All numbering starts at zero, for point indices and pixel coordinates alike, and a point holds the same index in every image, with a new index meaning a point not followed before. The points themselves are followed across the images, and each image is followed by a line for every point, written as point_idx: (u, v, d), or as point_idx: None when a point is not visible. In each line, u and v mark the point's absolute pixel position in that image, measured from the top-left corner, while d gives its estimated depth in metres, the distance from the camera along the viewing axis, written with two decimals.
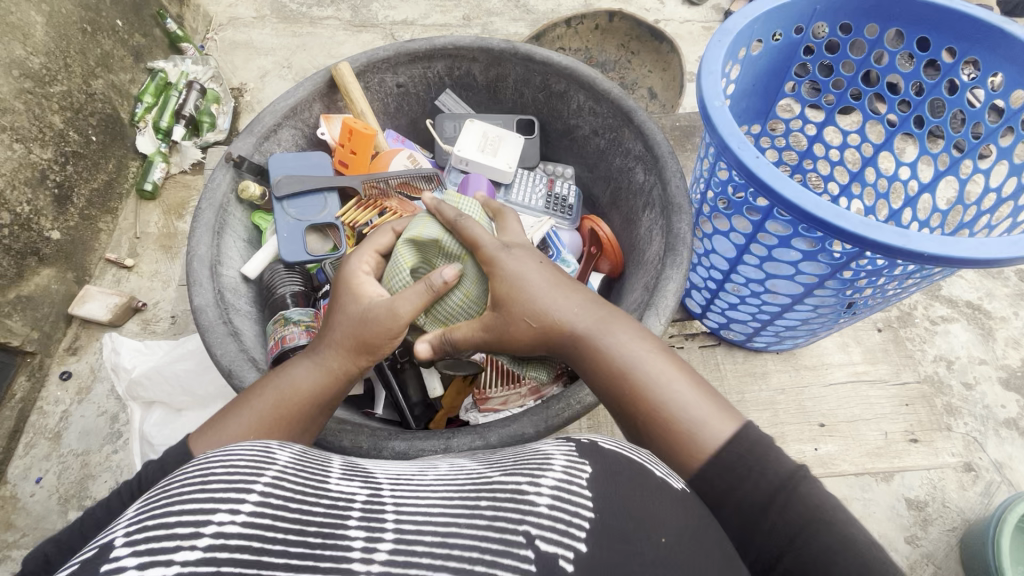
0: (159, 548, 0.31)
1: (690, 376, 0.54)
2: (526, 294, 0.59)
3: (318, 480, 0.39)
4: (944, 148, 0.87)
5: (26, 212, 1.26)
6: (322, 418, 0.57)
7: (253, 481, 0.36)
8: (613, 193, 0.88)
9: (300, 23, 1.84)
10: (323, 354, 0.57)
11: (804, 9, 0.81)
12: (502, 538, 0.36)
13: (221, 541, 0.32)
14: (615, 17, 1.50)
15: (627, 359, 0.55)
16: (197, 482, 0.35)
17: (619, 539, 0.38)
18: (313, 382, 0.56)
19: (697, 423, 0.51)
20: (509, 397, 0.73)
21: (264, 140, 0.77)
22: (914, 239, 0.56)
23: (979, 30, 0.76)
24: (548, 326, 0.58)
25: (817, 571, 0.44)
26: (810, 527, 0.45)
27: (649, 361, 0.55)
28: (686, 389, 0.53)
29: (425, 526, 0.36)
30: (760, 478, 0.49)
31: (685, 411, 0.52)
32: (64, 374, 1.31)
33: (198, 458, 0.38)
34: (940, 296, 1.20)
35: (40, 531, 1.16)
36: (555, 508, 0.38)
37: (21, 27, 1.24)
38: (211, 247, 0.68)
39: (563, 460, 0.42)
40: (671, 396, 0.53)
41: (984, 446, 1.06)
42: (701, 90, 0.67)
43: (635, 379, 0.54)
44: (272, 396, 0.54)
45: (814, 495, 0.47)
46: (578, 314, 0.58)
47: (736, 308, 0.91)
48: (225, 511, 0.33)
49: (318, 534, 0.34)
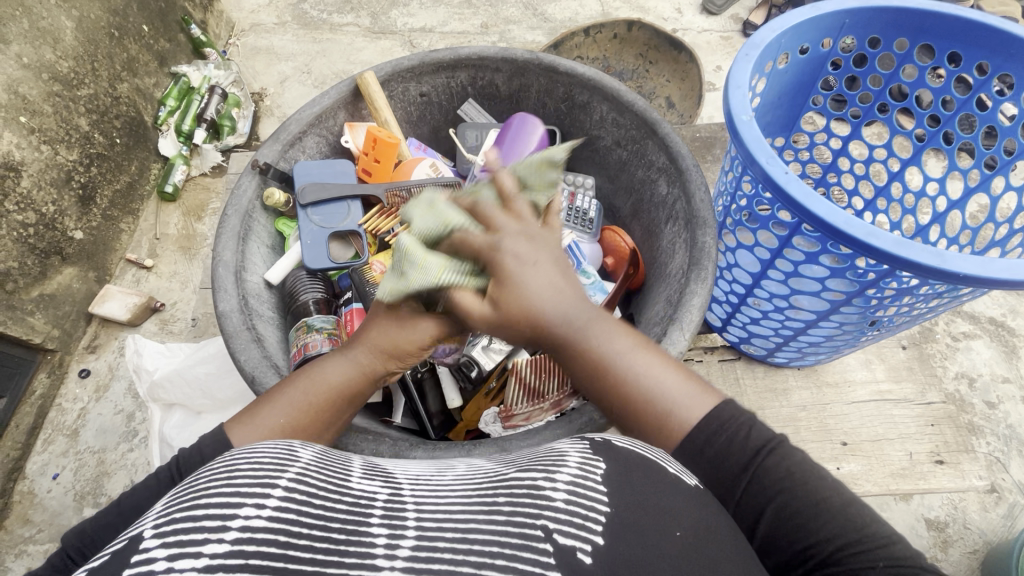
0: (188, 540, 0.31)
1: (681, 368, 0.49)
2: (524, 297, 0.45)
3: (340, 478, 0.39)
4: (975, 164, 0.85)
5: (51, 212, 1.28)
6: (348, 411, 0.56)
7: (277, 477, 0.36)
8: (634, 205, 0.88)
9: (320, 29, 1.86)
10: (355, 351, 0.55)
11: (833, 23, 0.80)
12: (522, 533, 0.36)
13: (247, 535, 0.32)
14: (633, 27, 1.50)
15: (606, 355, 0.48)
16: (224, 478, 0.35)
17: (633, 531, 0.39)
18: (344, 378, 0.55)
19: (679, 415, 0.47)
20: (532, 413, 0.70)
21: (289, 147, 0.78)
22: (949, 259, 0.55)
23: (1014, 47, 0.75)
24: (540, 326, 0.46)
25: (794, 530, 0.43)
26: (783, 493, 0.44)
27: (641, 354, 0.49)
28: (673, 377, 0.49)
29: (446, 523, 0.36)
30: (734, 442, 0.46)
31: (667, 404, 0.47)
32: (84, 372, 1.33)
33: (222, 458, 0.39)
34: (963, 312, 1.17)
35: (57, 527, 1.17)
36: (571, 503, 0.38)
37: (52, 32, 1.27)
38: (236, 253, 0.69)
39: (577, 457, 0.43)
40: (657, 390, 0.48)
41: (1008, 467, 1.02)
42: (728, 104, 0.66)
43: (627, 374, 0.48)
44: (304, 384, 0.54)
45: (785, 463, 0.45)
46: (575, 309, 0.47)
47: (758, 322, 0.90)
48: (252, 505, 0.33)
49: (342, 530, 0.35)
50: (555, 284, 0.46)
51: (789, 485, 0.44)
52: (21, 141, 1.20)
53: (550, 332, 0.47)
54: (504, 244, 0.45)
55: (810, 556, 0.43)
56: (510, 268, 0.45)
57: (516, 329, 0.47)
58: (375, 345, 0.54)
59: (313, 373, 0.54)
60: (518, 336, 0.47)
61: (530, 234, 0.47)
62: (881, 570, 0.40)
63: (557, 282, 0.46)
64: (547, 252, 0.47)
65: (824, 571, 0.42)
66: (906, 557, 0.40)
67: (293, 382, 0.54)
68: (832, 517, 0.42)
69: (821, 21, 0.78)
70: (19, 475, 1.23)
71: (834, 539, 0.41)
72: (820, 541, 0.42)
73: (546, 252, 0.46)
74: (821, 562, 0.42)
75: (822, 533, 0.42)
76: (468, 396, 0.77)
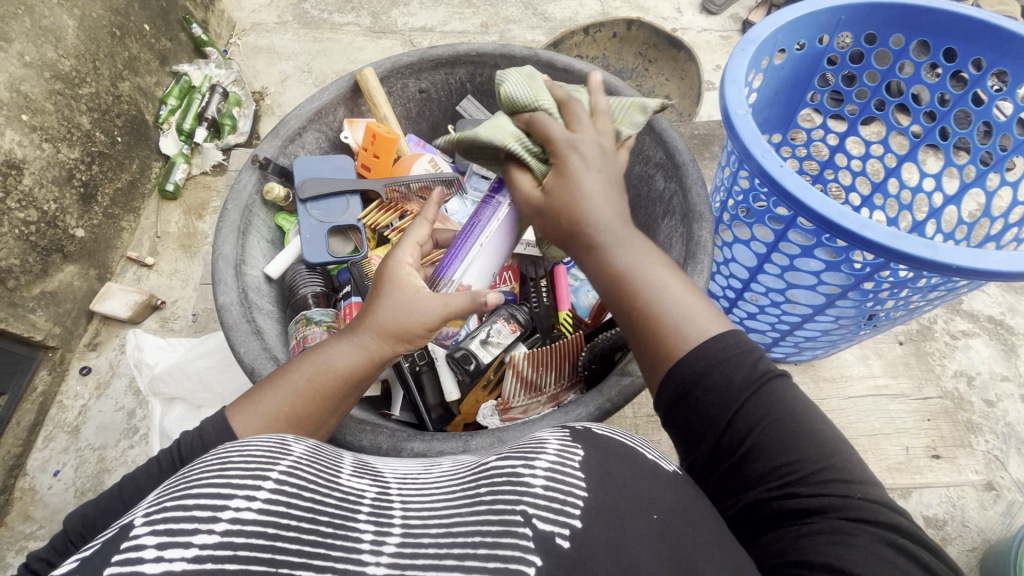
0: (178, 529, 0.31)
1: (702, 296, 0.50)
2: (578, 188, 0.53)
3: (330, 474, 0.40)
4: (970, 160, 0.85)
5: (52, 210, 1.28)
6: (353, 398, 0.56)
7: (268, 469, 0.36)
8: (632, 200, 0.88)
9: (321, 29, 1.87)
10: (361, 334, 0.56)
11: (829, 19, 0.80)
12: (501, 521, 0.36)
13: (237, 526, 0.32)
14: (632, 26, 1.50)
15: (631, 262, 0.51)
16: (215, 469, 0.36)
17: (613, 517, 0.39)
18: (353, 362, 0.55)
19: (685, 328, 0.47)
20: (530, 406, 0.73)
21: (289, 142, 0.79)
22: (942, 251, 0.55)
23: (1009, 42, 0.76)
24: (581, 222, 0.52)
25: (779, 455, 0.43)
26: (773, 415, 0.44)
27: (665, 271, 0.50)
28: (691, 298, 0.49)
29: (431, 521, 0.37)
30: (737, 364, 0.45)
31: (679, 316, 0.48)
32: (84, 369, 1.34)
33: (215, 450, 0.39)
34: (961, 310, 1.18)
35: (57, 523, 1.18)
36: (550, 489, 0.38)
37: (54, 31, 1.28)
38: (236, 247, 0.69)
39: (556, 444, 0.43)
40: (672, 302, 0.48)
41: (1006, 464, 1.02)
42: (724, 99, 0.67)
43: (644, 282, 0.50)
44: (309, 370, 0.54)
45: (786, 391, 0.45)
46: (614, 217, 0.52)
47: (755, 317, 0.91)
48: (242, 497, 0.33)
49: (329, 523, 0.35)
50: (602, 192, 0.53)
51: (787, 410, 0.44)
52: (23, 140, 1.21)
53: (585, 228, 0.52)
54: (575, 143, 0.54)
55: (788, 474, 0.43)
56: (575, 165, 0.54)
57: (559, 224, 0.54)
58: (385, 325, 0.56)
59: (319, 358, 0.55)
60: (559, 231, 0.54)
61: (600, 152, 0.55)
62: (857, 500, 0.41)
63: (606, 189, 0.53)
64: (609, 166, 0.55)
65: (799, 491, 0.42)
66: (878, 495, 0.42)
67: (297, 368, 0.55)
68: (816, 443, 0.43)
69: (817, 18, 0.79)
70: (20, 472, 1.23)
71: (818, 461, 0.43)
72: (805, 462, 0.43)
73: (608, 165, 0.55)
74: (796, 482, 0.43)
75: (805, 454, 0.43)
76: (465, 389, 0.75)
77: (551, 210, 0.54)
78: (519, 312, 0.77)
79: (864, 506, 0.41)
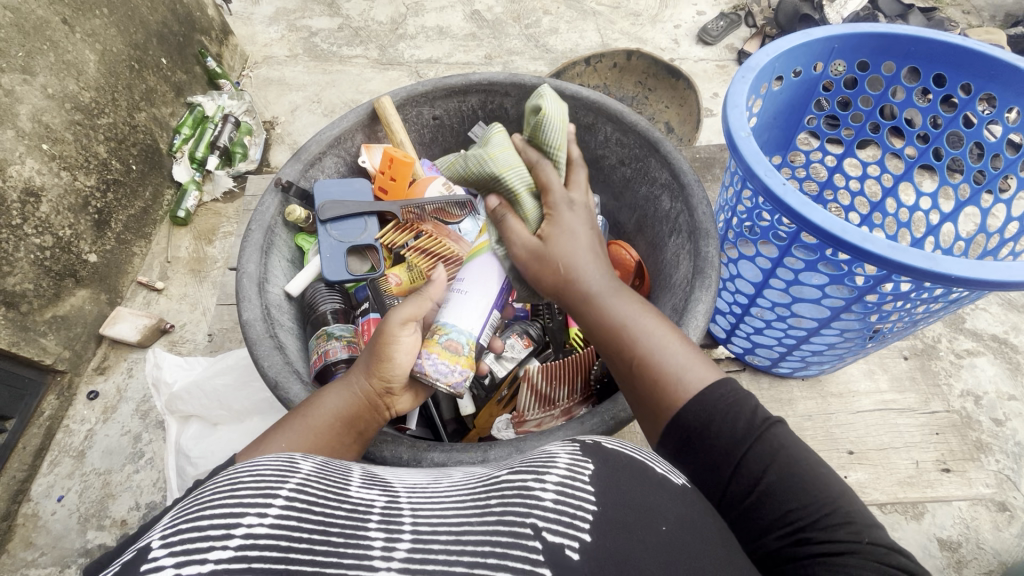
0: (194, 549, 0.32)
1: (686, 340, 0.54)
2: (569, 250, 0.63)
3: (339, 487, 0.40)
4: (963, 178, 0.88)
5: (67, 236, 1.32)
6: (349, 439, 0.56)
7: (278, 487, 0.37)
8: (638, 221, 0.92)
9: (330, 61, 1.95)
10: (351, 377, 0.59)
11: (822, 48, 0.85)
12: (512, 532, 0.36)
13: (250, 541, 0.33)
14: (632, 56, 1.56)
15: (624, 314, 0.57)
16: (227, 490, 0.36)
17: (622, 530, 0.39)
18: (342, 401, 0.57)
19: (687, 380, 0.51)
20: (543, 419, 0.75)
21: (309, 166, 0.82)
22: (941, 262, 0.57)
23: (993, 68, 0.80)
24: (575, 275, 0.61)
25: (791, 501, 0.44)
26: (777, 462, 0.45)
27: (651, 320, 0.56)
28: (683, 348, 0.53)
29: (440, 528, 0.37)
30: (732, 419, 0.48)
31: (678, 364, 0.52)
32: (92, 393, 1.35)
33: (226, 473, 0.40)
34: (964, 329, 1.20)
35: (60, 550, 1.17)
36: (560, 502, 0.39)
37: (76, 64, 1.33)
38: (259, 265, 0.72)
39: (567, 458, 0.44)
40: (667, 351, 0.53)
41: (1018, 484, 1.03)
42: (727, 122, 0.70)
43: (635, 329, 0.55)
44: (302, 417, 0.55)
45: (780, 438, 0.47)
46: (603, 275, 0.60)
47: (761, 333, 0.93)
48: (254, 514, 0.34)
49: (340, 534, 0.35)
50: (583, 253, 0.62)
51: (784, 459, 0.46)
52: (42, 167, 1.25)
53: (579, 287, 0.60)
54: (571, 200, 0.67)
55: (797, 519, 0.43)
56: (566, 225, 0.64)
57: (553, 273, 0.63)
58: (370, 363, 0.59)
59: (313, 403, 0.57)
60: (555, 283, 0.63)
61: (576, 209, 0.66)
62: (864, 544, 0.41)
63: (592, 250, 0.63)
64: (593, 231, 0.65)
65: (811, 536, 0.42)
66: (884, 539, 0.41)
67: (294, 414, 0.56)
68: (823, 488, 0.44)
69: (812, 46, 0.83)
70: (24, 497, 1.23)
71: (824, 504, 0.43)
72: (812, 505, 0.43)
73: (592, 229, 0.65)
74: (808, 526, 0.43)
75: (812, 500, 0.43)
76: (479, 404, 0.78)
77: (547, 267, 0.63)
78: (532, 328, 0.81)
79: (870, 549, 0.40)
